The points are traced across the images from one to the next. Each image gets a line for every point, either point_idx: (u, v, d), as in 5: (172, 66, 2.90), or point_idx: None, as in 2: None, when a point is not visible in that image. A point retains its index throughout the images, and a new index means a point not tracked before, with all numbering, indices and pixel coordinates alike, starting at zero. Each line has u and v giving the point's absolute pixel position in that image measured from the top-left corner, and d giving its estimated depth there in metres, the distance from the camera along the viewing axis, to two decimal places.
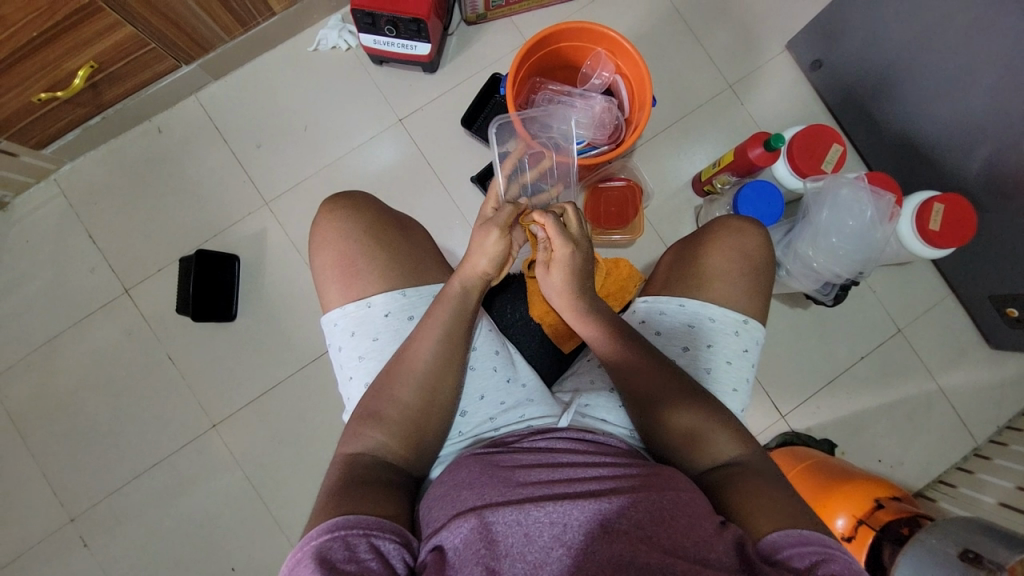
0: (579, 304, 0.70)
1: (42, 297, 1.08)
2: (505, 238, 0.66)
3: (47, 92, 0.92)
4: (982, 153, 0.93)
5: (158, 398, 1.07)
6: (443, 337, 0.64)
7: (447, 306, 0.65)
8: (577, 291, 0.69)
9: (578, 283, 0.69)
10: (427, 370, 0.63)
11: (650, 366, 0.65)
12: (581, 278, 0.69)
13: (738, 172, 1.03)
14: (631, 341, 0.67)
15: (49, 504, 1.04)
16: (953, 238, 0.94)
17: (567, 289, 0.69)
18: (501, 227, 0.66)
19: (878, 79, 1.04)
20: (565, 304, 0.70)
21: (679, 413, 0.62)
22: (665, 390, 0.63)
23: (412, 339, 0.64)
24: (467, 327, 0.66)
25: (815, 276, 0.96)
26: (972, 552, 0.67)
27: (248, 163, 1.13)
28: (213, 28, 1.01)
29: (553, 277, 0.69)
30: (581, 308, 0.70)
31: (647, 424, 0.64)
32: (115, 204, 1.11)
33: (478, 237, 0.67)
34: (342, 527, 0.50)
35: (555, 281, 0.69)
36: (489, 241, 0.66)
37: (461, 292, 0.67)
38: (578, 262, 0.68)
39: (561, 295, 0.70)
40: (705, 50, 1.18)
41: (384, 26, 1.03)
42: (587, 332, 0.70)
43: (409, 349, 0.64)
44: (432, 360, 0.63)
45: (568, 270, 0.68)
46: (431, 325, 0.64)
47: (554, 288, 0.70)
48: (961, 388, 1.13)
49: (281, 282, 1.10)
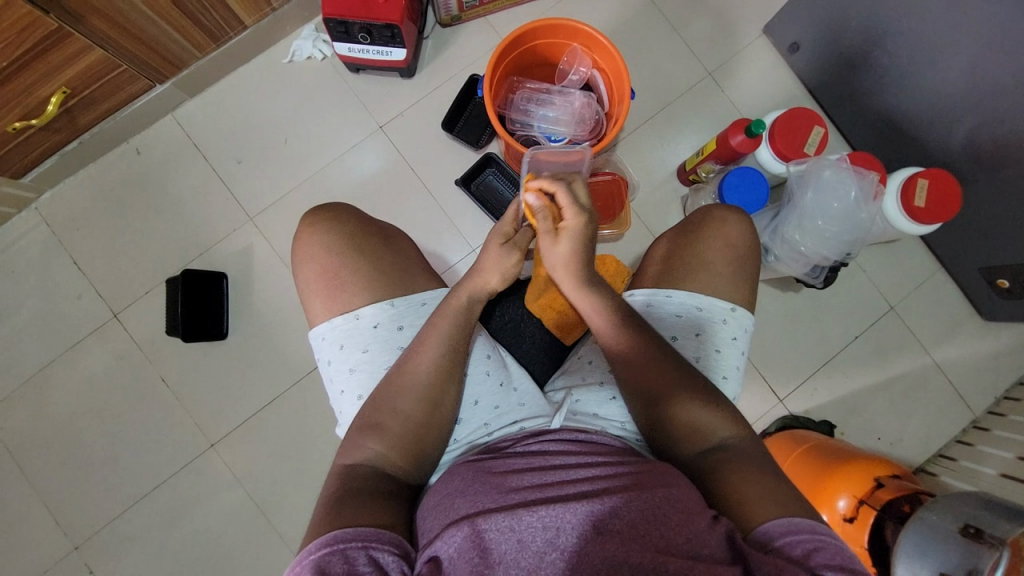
0: (585, 276, 0.67)
1: (31, 326, 1.07)
2: (521, 259, 0.68)
3: (21, 121, 0.91)
4: (964, 127, 0.93)
5: (154, 420, 1.07)
6: (443, 349, 0.64)
7: (450, 320, 0.65)
8: (585, 262, 0.66)
9: (585, 253, 0.66)
10: (429, 381, 0.63)
11: (647, 355, 0.64)
12: (586, 251, 0.66)
13: (722, 159, 1.03)
14: (632, 333, 0.65)
15: (52, 533, 1.03)
16: (939, 212, 0.94)
17: (573, 260, 0.66)
18: (520, 249, 0.68)
19: (856, 57, 1.03)
20: (568, 278, 0.67)
21: (679, 410, 0.62)
22: (663, 385, 0.63)
23: (412, 350, 0.64)
24: (467, 336, 0.66)
25: (803, 259, 0.96)
26: (972, 528, 0.67)
27: (230, 179, 1.12)
28: (185, 45, 1.00)
29: (557, 248, 0.65)
30: (586, 282, 0.67)
31: (653, 416, 0.63)
32: (98, 229, 1.10)
33: (497, 252, 0.67)
34: (340, 540, 0.50)
35: (561, 252, 0.65)
36: (506, 261, 0.67)
37: (465, 306, 0.66)
38: (587, 233, 0.65)
39: (566, 268, 0.66)
40: (682, 38, 1.18)
41: (357, 33, 1.02)
42: (589, 311, 0.67)
43: (410, 360, 0.64)
44: (434, 370, 0.63)
45: (577, 241, 0.65)
46: (434, 335, 0.64)
47: (556, 260, 0.66)
48: (957, 362, 1.13)
49: (271, 296, 1.10)
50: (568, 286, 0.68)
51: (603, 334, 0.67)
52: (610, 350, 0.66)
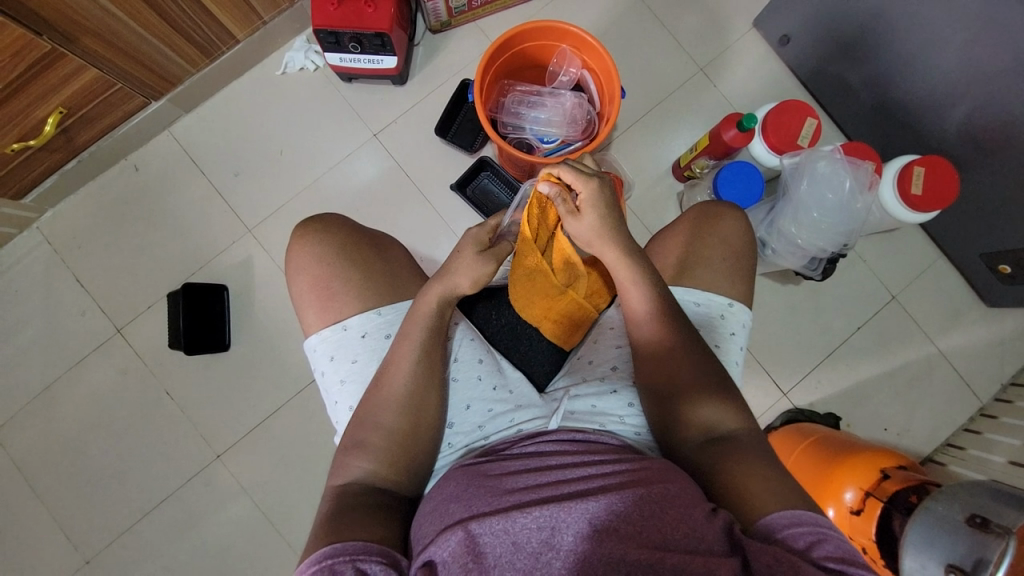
0: (620, 240, 0.68)
1: (37, 344, 1.09)
2: (494, 269, 0.71)
3: (19, 142, 0.92)
4: (959, 112, 0.93)
5: (159, 433, 1.08)
6: (418, 359, 0.64)
7: (421, 326, 0.65)
8: (614, 226, 0.68)
9: (612, 216, 0.68)
10: (406, 393, 0.63)
11: (675, 342, 0.65)
12: (611, 213, 0.68)
13: (716, 155, 1.02)
14: (673, 325, 0.66)
15: (64, 549, 1.04)
16: (936, 200, 0.94)
17: (604, 227, 0.67)
18: (496, 260, 0.71)
19: (848, 47, 1.03)
20: (605, 246, 0.68)
21: (694, 411, 0.62)
22: (687, 385, 0.64)
23: (389, 362, 0.65)
24: (440, 342, 0.67)
25: (801, 252, 0.96)
26: (978, 517, 0.65)
27: (228, 192, 1.13)
28: (178, 61, 1.02)
29: (582, 222, 0.68)
30: (625, 249, 0.68)
31: (668, 419, 0.64)
32: (100, 246, 1.11)
33: (473, 258, 0.69)
34: (328, 556, 0.50)
35: (590, 224, 0.68)
36: (480, 271, 0.69)
37: (435, 311, 0.67)
38: (606, 196, 0.68)
39: (598, 237, 0.68)
40: (673, 36, 1.18)
41: (348, 43, 1.02)
42: (630, 284, 0.67)
43: (386, 374, 0.64)
44: (410, 381, 0.63)
45: (599, 207, 0.67)
46: (407, 348, 0.64)
47: (589, 232, 0.68)
48: (961, 349, 1.12)
49: (272, 306, 1.11)
50: (608, 257, 0.68)
51: (639, 314, 0.67)
52: (652, 330, 0.66)
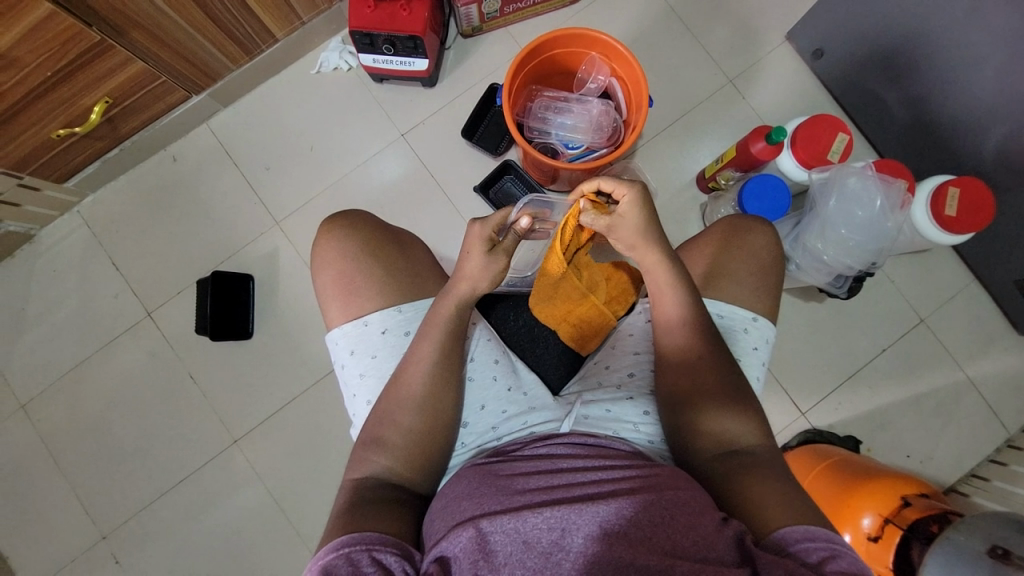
0: (658, 247, 0.67)
1: (71, 324, 1.13)
2: (508, 263, 0.69)
3: (65, 128, 0.96)
4: (997, 133, 0.91)
5: (180, 416, 1.11)
6: (437, 358, 0.65)
7: (439, 327, 0.66)
8: (653, 234, 0.66)
9: (653, 222, 0.66)
10: (425, 392, 0.64)
11: (698, 355, 0.65)
12: (652, 221, 0.66)
13: (742, 167, 1.02)
14: (691, 334, 0.66)
15: (82, 523, 1.08)
16: (971, 222, 0.91)
17: (643, 235, 0.66)
18: (506, 254, 0.68)
19: (882, 63, 1.01)
20: (645, 254, 0.68)
21: (701, 418, 0.62)
22: (698, 392, 0.63)
23: (408, 362, 0.65)
24: (460, 342, 0.67)
25: (826, 269, 0.94)
26: (1001, 549, 0.63)
27: (258, 185, 1.16)
28: (219, 57, 1.06)
29: (624, 226, 0.67)
30: (665, 255, 0.67)
31: (677, 424, 0.64)
32: (135, 232, 1.15)
33: (482, 261, 0.67)
34: (346, 544, 0.51)
35: (629, 232, 0.67)
36: (494, 270, 0.68)
37: (453, 315, 0.67)
38: (645, 205, 0.65)
39: (637, 244, 0.67)
40: (703, 47, 1.18)
41: (381, 45, 1.05)
42: (667, 291, 0.67)
43: (405, 373, 0.65)
44: (428, 381, 0.64)
45: (640, 217, 0.65)
46: (425, 348, 0.65)
47: (628, 241, 0.68)
48: (991, 377, 1.08)
49: (294, 298, 1.13)
50: (648, 262, 0.68)
51: (667, 324, 0.67)
52: (682, 334, 0.66)
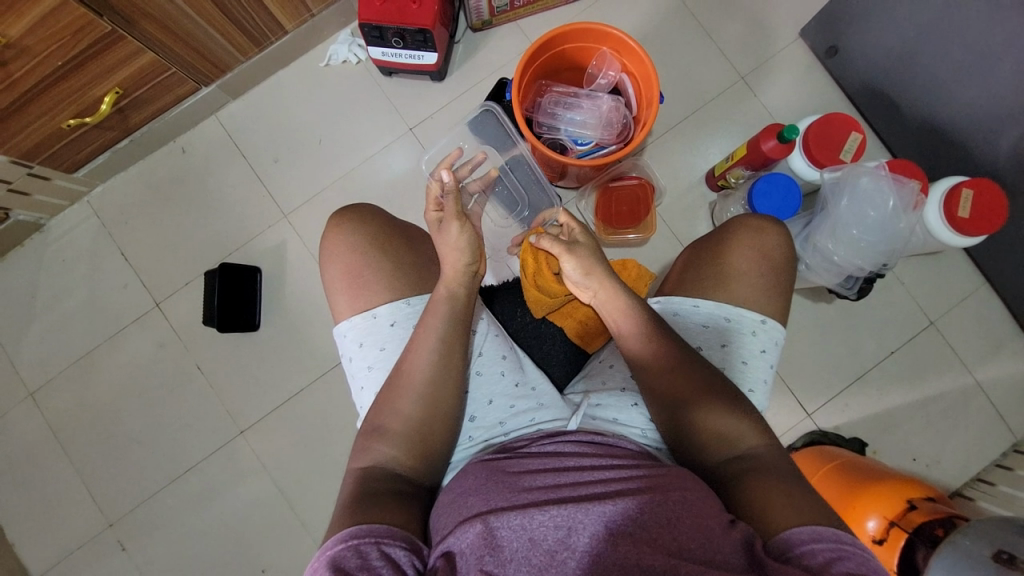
0: (606, 277, 0.70)
1: (80, 313, 1.14)
2: (460, 226, 0.68)
3: (76, 118, 0.96)
4: (1012, 135, 0.89)
5: (188, 406, 1.11)
6: (438, 347, 0.65)
7: (439, 313, 0.66)
8: (600, 264, 0.70)
9: (598, 256, 0.71)
10: (425, 381, 0.64)
11: (679, 356, 0.65)
12: (595, 256, 0.71)
13: (753, 165, 1.00)
14: (669, 340, 0.66)
15: (90, 510, 1.09)
16: (984, 225, 0.90)
17: (589, 269, 0.70)
18: (455, 220, 0.69)
19: (897, 62, 0.99)
20: (599, 287, 0.70)
21: (703, 419, 0.62)
22: (696, 393, 0.63)
23: (410, 349, 0.65)
24: (463, 333, 0.67)
25: (836, 269, 0.93)
26: (1006, 554, 0.62)
27: (267, 177, 1.16)
28: (230, 49, 1.06)
29: (580, 254, 0.70)
30: (612, 288, 0.70)
31: (679, 429, 0.63)
32: (145, 222, 1.16)
33: (441, 240, 0.69)
34: (353, 536, 0.52)
35: (583, 262, 0.70)
36: (452, 238, 0.69)
37: (448, 298, 0.67)
38: (588, 240, 0.72)
39: (590, 275, 0.70)
40: (716, 43, 1.16)
41: (391, 38, 1.04)
42: (619, 324, 0.69)
43: (407, 360, 0.65)
44: (429, 369, 0.64)
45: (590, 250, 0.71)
46: (425, 334, 0.65)
47: (579, 275, 0.71)
48: (999, 381, 1.07)
49: (301, 291, 1.14)
50: (602, 292, 0.70)
51: (632, 352, 0.68)
52: (639, 365, 0.67)
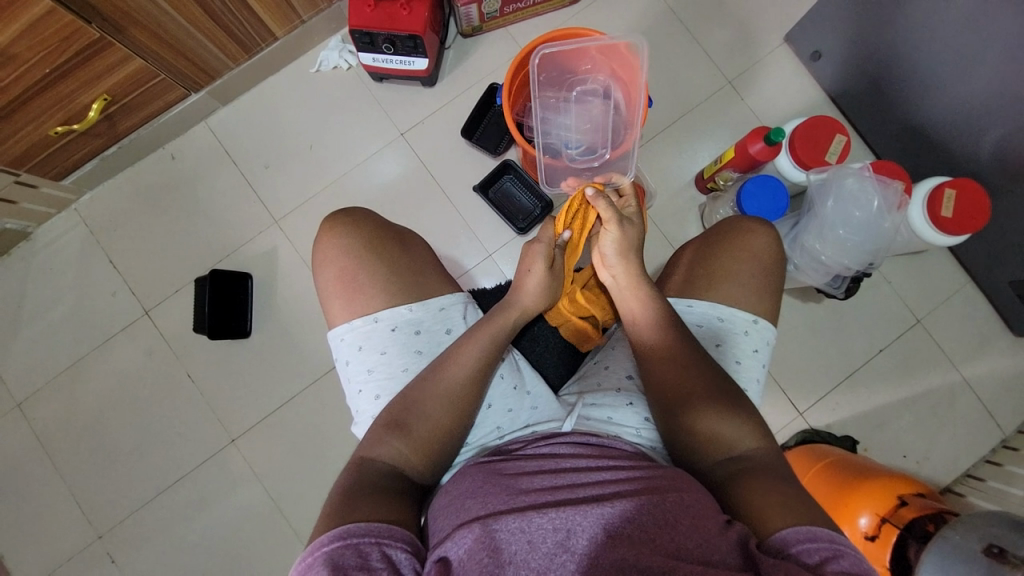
0: (636, 262, 0.73)
1: (67, 322, 1.12)
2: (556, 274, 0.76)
3: (63, 125, 0.96)
4: (992, 136, 0.91)
5: (178, 415, 1.10)
6: (481, 360, 0.67)
7: (489, 332, 0.69)
8: (634, 249, 0.74)
9: (636, 242, 0.75)
10: (462, 391, 0.65)
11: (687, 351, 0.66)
12: (633, 242, 0.74)
13: (741, 168, 1.02)
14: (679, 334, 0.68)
15: (78, 522, 1.07)
16: (967, 224, 0.92)
17: (624, 248, 0.73)
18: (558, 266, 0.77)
19: (880, 65, 1.02)
20: (624, 269, 0.73)
21: (695, 422, 0.62)
22: (693, 393, 0.64)
23: (453, 356, 0.67)
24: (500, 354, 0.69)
25: (824, 269, 0.95)
26: (995, 547, 0.63)
27: (258, 183, 1.16)
28: (220, 56, 1.06)
29: (625, 232, 0.74)
30: (635, 274, 0.73)
31: (674, 430, 0.64)
32: (133, 230, 1.15)
33: (534, 271, 0.75)
34: (352, 534, 0.51)
35: (621, 239, 0.73)
36: (540, 277, 0.75)
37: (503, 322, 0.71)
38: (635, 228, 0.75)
39: (622, 252, 0.73)
40: (704, 48, 1.18)
41: (382, 44, 1.05)
42: (635, 307, 0.72)
43: (445, 369, 0.66)
44: (467, 381, 0.65)
45: (631, 234, 0.74)
46: (471, 346, 0.67)
47: (613, 249, 0.73)
48: (986, 378, 1.09)
49: (293, 296, 1.13)
50: (624, 273, 0.73)
51: (638, 336, 0.70)
52: (644, 350, 0.69)
